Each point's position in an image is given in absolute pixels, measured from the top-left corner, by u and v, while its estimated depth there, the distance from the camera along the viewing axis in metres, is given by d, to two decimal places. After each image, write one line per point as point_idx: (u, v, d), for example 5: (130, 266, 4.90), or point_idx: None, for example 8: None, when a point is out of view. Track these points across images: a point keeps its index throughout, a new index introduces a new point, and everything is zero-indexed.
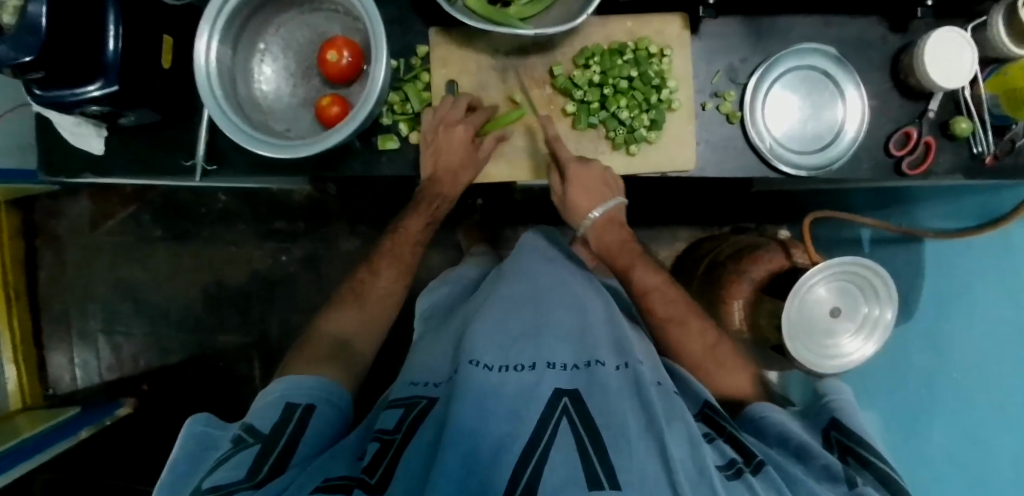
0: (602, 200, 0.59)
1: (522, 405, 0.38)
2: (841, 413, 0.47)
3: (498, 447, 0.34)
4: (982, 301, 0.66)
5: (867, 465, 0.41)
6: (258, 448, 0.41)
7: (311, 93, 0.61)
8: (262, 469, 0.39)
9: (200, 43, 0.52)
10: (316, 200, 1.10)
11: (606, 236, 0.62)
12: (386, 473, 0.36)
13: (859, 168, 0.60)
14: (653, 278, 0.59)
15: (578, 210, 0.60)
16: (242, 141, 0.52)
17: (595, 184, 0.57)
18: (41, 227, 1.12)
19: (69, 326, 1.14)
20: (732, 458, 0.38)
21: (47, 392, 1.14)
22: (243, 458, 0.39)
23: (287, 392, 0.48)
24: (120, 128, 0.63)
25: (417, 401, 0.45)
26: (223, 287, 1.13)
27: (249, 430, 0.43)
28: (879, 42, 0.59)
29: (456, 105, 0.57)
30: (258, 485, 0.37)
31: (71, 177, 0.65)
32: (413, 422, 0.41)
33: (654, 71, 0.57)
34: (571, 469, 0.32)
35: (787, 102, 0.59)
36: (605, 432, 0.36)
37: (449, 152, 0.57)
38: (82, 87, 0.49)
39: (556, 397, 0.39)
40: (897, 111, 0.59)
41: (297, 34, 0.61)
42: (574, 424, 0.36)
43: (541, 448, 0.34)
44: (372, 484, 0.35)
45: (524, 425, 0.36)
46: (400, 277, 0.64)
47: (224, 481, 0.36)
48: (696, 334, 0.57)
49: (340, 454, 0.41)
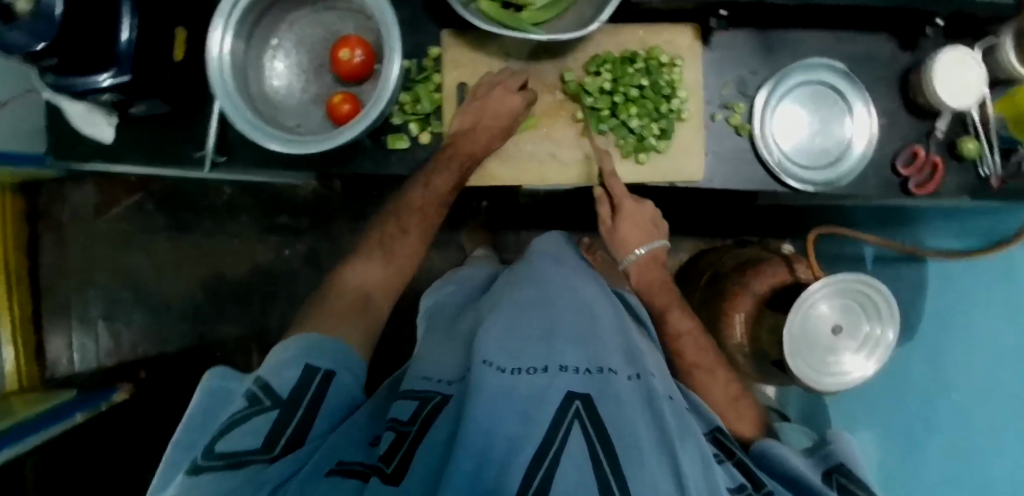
0: (650, 237, 0.62)
1: (533, 407, 0.37)
2: (846, 456, 0.47)
3: (510, 450, 0.33)
4: (974, 318, 0.65)
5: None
6: (277, 413, 0.40)
7: (323, 91, 0.62)
8: (278, 441, 0.38)
9: (213, 37, 0.52)
10: (321, 196, 1.10)
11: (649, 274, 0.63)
12: (402, 463, 0.35)
13: (865, 185, 0.60)
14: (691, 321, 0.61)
15: (625, 246, 0.62)
16: (252, 134, 0.52)
17: (644, 220, 0.61)
18: (45, 212, 1.13)
19: (68, 313, 1.14)
20: (742, 482, 0.39)
21: (44, 378, 1.13)
22: (260, 422, 0.39)
23: (306, 354, 0.47)
24: (130, 118, 0.64)
25: (433, 395, 0.44)
26: (224, 279, 1.13)
27: (265, 390, 0.42)
28: (888, 60, 0.59)
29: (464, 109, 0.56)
30: (274, 459, 0.36)
31: (79, 164, 0.66)
32: (431, 414, 0.41)
33: (665, 80, 0.57)
34: (582, 480, 0.31)
35: (796, 116, 0.59)
36: (618, 441, 0.35)
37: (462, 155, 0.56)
38: (94, 76, 0.50)
39: (567, 402, 0.38)
40: (905, 130, 0.59)
41: (311, 31, 0.62)
42: (586, 429, 0.35)
43: (553, 452, 0.33)
44: (388, 473, 0.34)
45: (536, 427, 0.35)
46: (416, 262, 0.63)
47: (239, 448, 0.36)
48: (721, 377, 0.58)
49: (353, 437, 0.40)
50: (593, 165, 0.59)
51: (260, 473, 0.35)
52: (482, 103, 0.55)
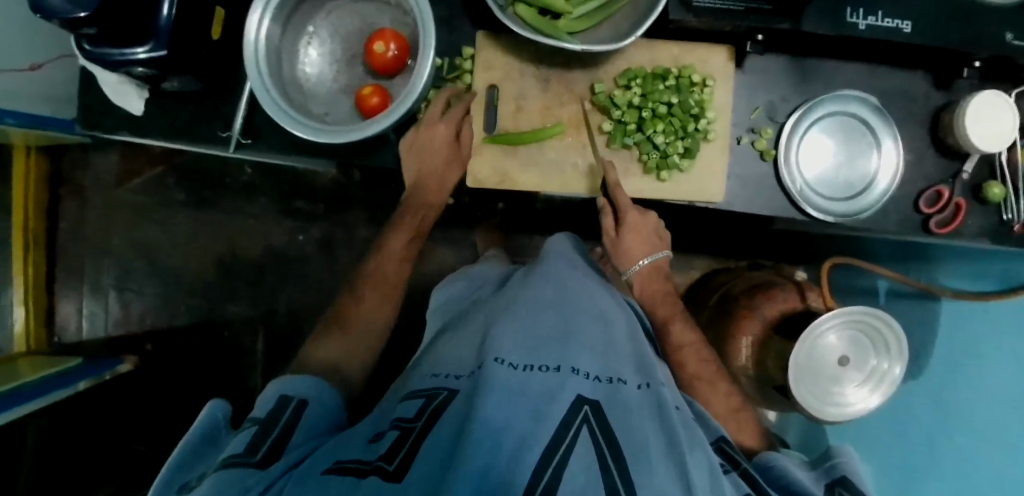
0: (653, 248, 0.61)
1: (544, 406, 0.37)
2: (852, 474, 0.46)
3: (520, 443, 0.32)
4: (989, 363, 0.68)
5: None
6: (257, 430, 0.40)
7: (353, 81, 0.62)
8: (261, 450, 0.37)
9: (252, 19, 0.53)
10: (339, 183, 1.11)
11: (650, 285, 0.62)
12: (404, 461, 0.34)
13: (886, 221, 0.60)
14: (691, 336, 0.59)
15: (629, 257, 0.61)
16: (280, 120, 0.53)
17: (646, 231, 0.60)
18: (68, 176, 1.14)
19: (81, 277, 1.15)
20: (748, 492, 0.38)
21: (52, 339, 1.15)
22: (242, 439, 0.38)
23: (282, 388, 0.47)
24: (161, 92, 0.64)
25: (438, 392, 0.44)
26: (236, 258, 1.14)
27: (247, 420, 0.42)
28: (921, 97, 0.59)
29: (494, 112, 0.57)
30: (262, 465, 0.35)
31: (106, 133, 0.67)
32: (435, 412, 0.40)
33: (694, 100, 0.57)
34: (591, 482, 0.31)
35: (823, 146, 0.59)
36: (626, 449, 0.34)
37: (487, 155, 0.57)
38: (130, 48, 0.51)
39: (577, 405, 0.37)
40: (931, 169, 0.59)
41: (347, 22, 0.62)
42: (595, 433, 0.35)
43: (560, 454, 0.32)
44: (390, 472, 0.33)
45: (546, 426, 0.34)
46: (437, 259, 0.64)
47: (224, 460, 0.35)
48: (721, 390, 0.57)
49: (348, 442, 0.39)
50: (597, 177, 0.60)
51: (243, 474, 0.33)
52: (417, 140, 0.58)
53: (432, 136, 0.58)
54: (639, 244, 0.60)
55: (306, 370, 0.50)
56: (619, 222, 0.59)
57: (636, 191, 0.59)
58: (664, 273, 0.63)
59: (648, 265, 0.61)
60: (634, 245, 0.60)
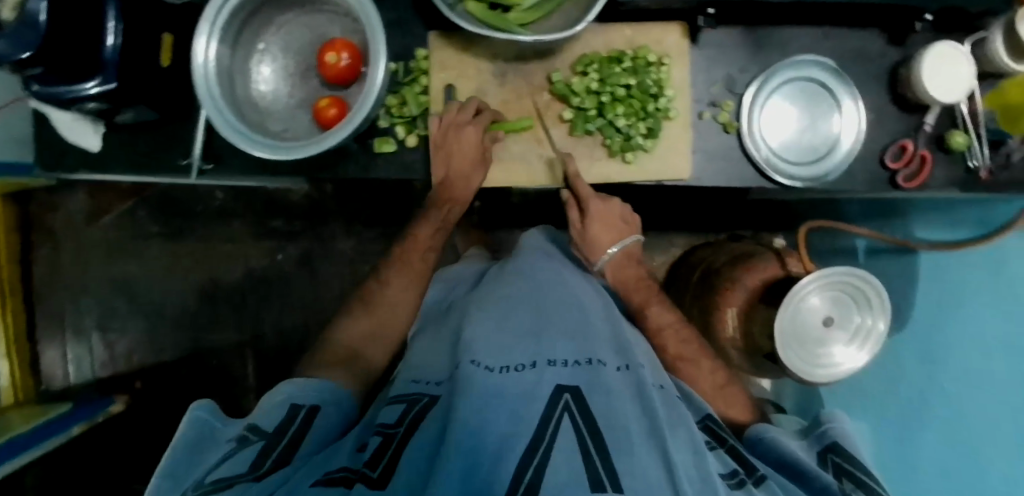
0: (621, 234, 0.62)
1: (523, 405, 0.38)
2: (842, 437, 0.47)
3: (501, 445, 0.34)
4: (967, 308, 0.66)
5: (864, 487, 0.41)
6: (263, 443, 0.42)
7: (310, 94, 0.62)
8: (264, 463, 0.40)
9: (199, 42, 0.52)
10: (313, 199, 1.10)
11: (626, 270, 0.63)
12: (387, 467, 0.36)
13: (853, 181, 0.60)
14: (669, 317, 0.60)
15: (597, 246, 0.62)
16: (236, 141, 0.51)
17: (613, 219, 0.61)
18: (37, 221, 1.12)
19: (63, 322, 1.14)
20: (734, 468, 0.39)
21: (39, 388, 1.14)
22: (247, 453, 0.40)
23: (292, 394, 0.49)
24: (117, 126, 0.63)
25: (419, 397, 0.46)
26: (218, 285, 1.13)
27: (253, 430, 0.44)
28: (877, 55, 0.59)
29: (473, 106, 0.57)
30: (260, 477, 0.38)
31: (67, 172, 0.65)
32: (416, 417, 0.43)
33: (652, 79, 0.57)
34: (572, 472, 0.32)
35: (784, 113, 0.59)
36: (607, 434, 0.36)
37: (462, 152, 0.57)
38: (80, 84, 0.49)
39: (557, 394, 0.39)
40: (892, 126, 0.60)
41: (298, 35, 0.61)
42: (575, 420, 0.37)
43: (543, 450, 0.34)
44: (374, 478, 0.35)
45: (526, 425, 0.36)
46: (422, 271, 0.65)
47: (227, 475, 0.37)
48: (706, 367, 0.57)
49: (338, 450, 0.41)
50: (558, 169, 0.60)
51: (244, 489, 0.36)
52: (447, 145, 0.57)
53: (460, 138, 0.56)
54: (607, 231, 0.62)
55: (310, 376, 0.53)
56: (584, 213, 0.60)
57: (605, 175, 0.60)
58: (636, 258, 0.64)
59: (619, 251, 0.62)
60: (602, 233, 0.62)
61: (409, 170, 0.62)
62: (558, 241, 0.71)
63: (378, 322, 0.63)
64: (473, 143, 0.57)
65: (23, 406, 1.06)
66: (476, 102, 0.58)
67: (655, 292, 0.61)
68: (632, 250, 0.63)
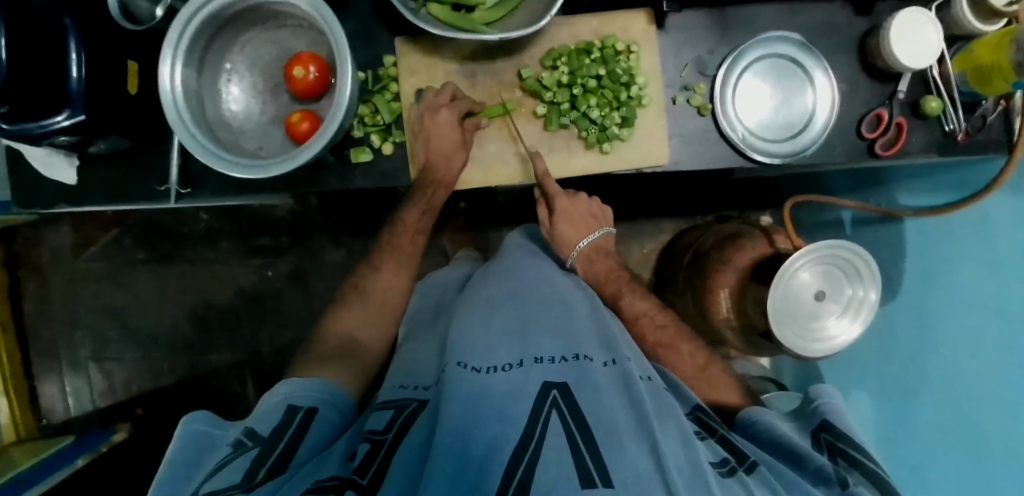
0: (589, 229, 0.66)
1: (512, 403, 0.39)
2: (831, 413, 0.48)
3: (490, 445, 0.34)
4: (957, 270, 0.62)
5: (858, 465, 0.42)
6: (257, 451, 0.41)
7: (281, 111, 0.61)
8: (258, 473, 0.38)
9: (164, 68, 0.51)
10: (299, 213, 1.09)
11: (595, 264, 0.67)
12: (377, 473, 0.38)
13: (832, 153, 0.60)
14: (644, 305, 0.63)
15: (566, 242, 0.66)
16: (200, 156, 0.51)
17: (579, 215, 0.66)
18: (24, 257, 1.12)
19: (58, 356, 1.14)
20: (725, 456, 0.40)
21: (40, 423, 1.14)
22: (242, 461, 0.39)
23: (290, 396, 0.50)
24: (91, 156, 0.63)
25: (407, 403, 0.47)
26: (210, 307, 1.13)
27: (250, 435, 0.43)
28: (844, 25, 0.59)
29: (447, 94, 0.58)
30: (252, 487, 0.36)
31: (44, 208, 0.65)
32: (404, 423, 0.43)
33: (622, 68, 0.57)
34: (563, 467, 0.32)
35: (758, 91, 0.59)
36: (596, 429, 0.36)
37: (439, 138, 0.57)
38: (49, 118, 0.49)
39: (545, 391, 0.40)
40: (866, 95, 0.59)
41: (263, 51, 0.61)
42: (564, 416, 0.37)
43: (533, 447, 0.34)
44: (364, 485, 0.37)
45: (515, 423, 0.36)
46: (403, 270, 0.68)
47: (218, 486, 0.36)
48: (684, 352, 0.59)
49: (329, 458, 0.42)
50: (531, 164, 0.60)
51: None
52: (426, 128, 0.57)
53: (437, 121, 0.57)
54: (577, 225, 0.66)
55: (304, 376, 0.53)
56: (551, 210, 0.64)
57: (584, 167, 0.59)
58: (606, 251, 0.68)
59: (590, 244, 0.66)
60: (572, 228, 0.66)
61: (389, 178, 0.61)
62: (537, 238, 0.73)
63: (366, 332, 0.63)
64: (450, 125, 0.57)
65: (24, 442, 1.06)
66: (452, 89, 0.58)
67: (626, 283, 0.65)
68: (603, 243, 0.68)
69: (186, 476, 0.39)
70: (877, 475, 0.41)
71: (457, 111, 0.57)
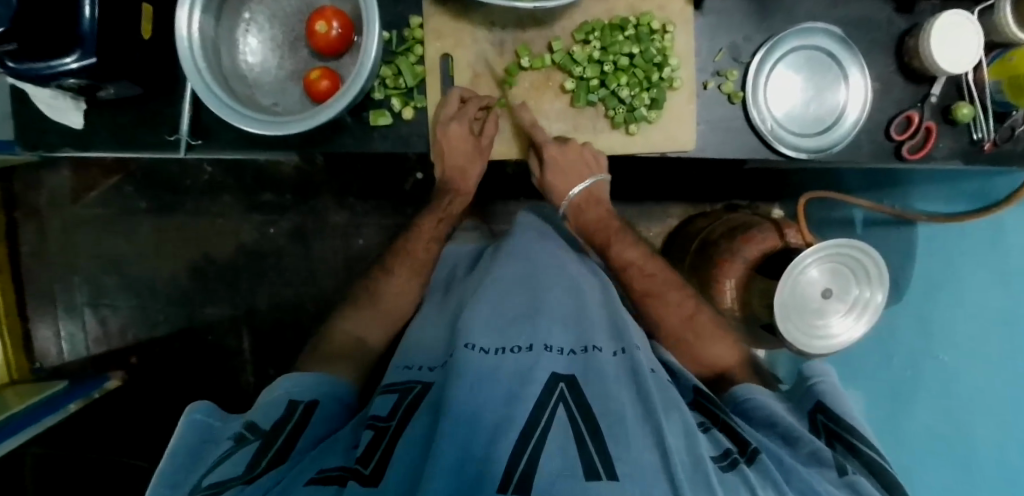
0: (580, 178, 0.62)
1: (518, 388, 0.39)
2: (827, 394, 0.48)
3: (495, 428, 0.35)
4: (966, 280, 0.62)
5: (854, 452, 0.43)
6: (259, 444, 0.42)
7: (300, 65, 0.59)
8: (260, 463, 0.40)
9: (182, 15, 0.49)
10: (303, 171, 1.07)
11: (586, 214, 0.66)
12: (379, 464, 0.36)
13: (858, 153, 0.59)
14: (632, 253, 0.64)
15: (557, 190, 0.64)
16: (216, 108, 0.49)
17: (571, 166, 0.60)
18: (22, 198, 1.11)
19: (54, 300, 1.14)
20: (727, 448, 0.40)
21: (33, 366, 1.14)
22: (242, 455, 0.41)
23: (290, 391, 0.51)
24: (100, 101, 0.61)
25: (412, 386, 0.47)
26: (210, 260, 1.12)
27: (251, 429, 0.45)
28: (884, 22, 0.58)
29: (455, 101, 0.57)
30: (252, 479, 0.38)
31: (50, 151, 0.63)
32: (409, 409, 0.43)
33: (656, 48, 0.55)
34: (568, 460, 0.33)
35: (790, 83, 0.58)
36: (602, 421, 0.36)
37: (456, 151, 0.60)
38: (58, 59, 0.46)
39: (552, 384, 0.40)
40: (899, 96, 0.58)
41: (284, 3, 0.59)
42: (569, 408, 0.37)
43: (535, 440, 0.34)
44: (366, 475, 0.35)
45: (522, 409, 0.37)
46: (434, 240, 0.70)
47: (223, 478, 0.38)
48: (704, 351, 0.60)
49: (334, 447, 0.42)
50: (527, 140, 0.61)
51: None
52: (441, 143, 0.59)
53: (448, 134, 0.58)
54: (570, 174, 0.61)
55: (309, 371, 0.54)
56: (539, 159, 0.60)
57: (609, 147, 0.59)
58: (599, 197, 0.66)
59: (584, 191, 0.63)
60: (564, 177, 0.61)
61: (406, 143, 0.60)
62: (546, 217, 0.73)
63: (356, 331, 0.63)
64: (462, 138, 0.59)
65: (17, 384, 1.06)
66: (459, 92, 0.57)
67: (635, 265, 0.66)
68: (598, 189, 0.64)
69: (189, 469, 0.41)
70: (874, 461, 0.42)
71: (466, 121, 0.58)
